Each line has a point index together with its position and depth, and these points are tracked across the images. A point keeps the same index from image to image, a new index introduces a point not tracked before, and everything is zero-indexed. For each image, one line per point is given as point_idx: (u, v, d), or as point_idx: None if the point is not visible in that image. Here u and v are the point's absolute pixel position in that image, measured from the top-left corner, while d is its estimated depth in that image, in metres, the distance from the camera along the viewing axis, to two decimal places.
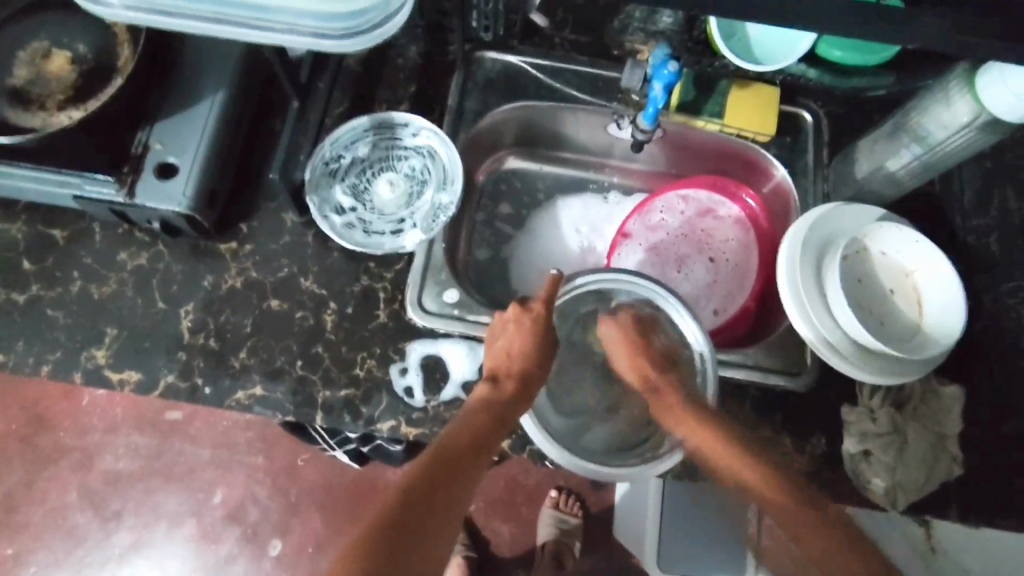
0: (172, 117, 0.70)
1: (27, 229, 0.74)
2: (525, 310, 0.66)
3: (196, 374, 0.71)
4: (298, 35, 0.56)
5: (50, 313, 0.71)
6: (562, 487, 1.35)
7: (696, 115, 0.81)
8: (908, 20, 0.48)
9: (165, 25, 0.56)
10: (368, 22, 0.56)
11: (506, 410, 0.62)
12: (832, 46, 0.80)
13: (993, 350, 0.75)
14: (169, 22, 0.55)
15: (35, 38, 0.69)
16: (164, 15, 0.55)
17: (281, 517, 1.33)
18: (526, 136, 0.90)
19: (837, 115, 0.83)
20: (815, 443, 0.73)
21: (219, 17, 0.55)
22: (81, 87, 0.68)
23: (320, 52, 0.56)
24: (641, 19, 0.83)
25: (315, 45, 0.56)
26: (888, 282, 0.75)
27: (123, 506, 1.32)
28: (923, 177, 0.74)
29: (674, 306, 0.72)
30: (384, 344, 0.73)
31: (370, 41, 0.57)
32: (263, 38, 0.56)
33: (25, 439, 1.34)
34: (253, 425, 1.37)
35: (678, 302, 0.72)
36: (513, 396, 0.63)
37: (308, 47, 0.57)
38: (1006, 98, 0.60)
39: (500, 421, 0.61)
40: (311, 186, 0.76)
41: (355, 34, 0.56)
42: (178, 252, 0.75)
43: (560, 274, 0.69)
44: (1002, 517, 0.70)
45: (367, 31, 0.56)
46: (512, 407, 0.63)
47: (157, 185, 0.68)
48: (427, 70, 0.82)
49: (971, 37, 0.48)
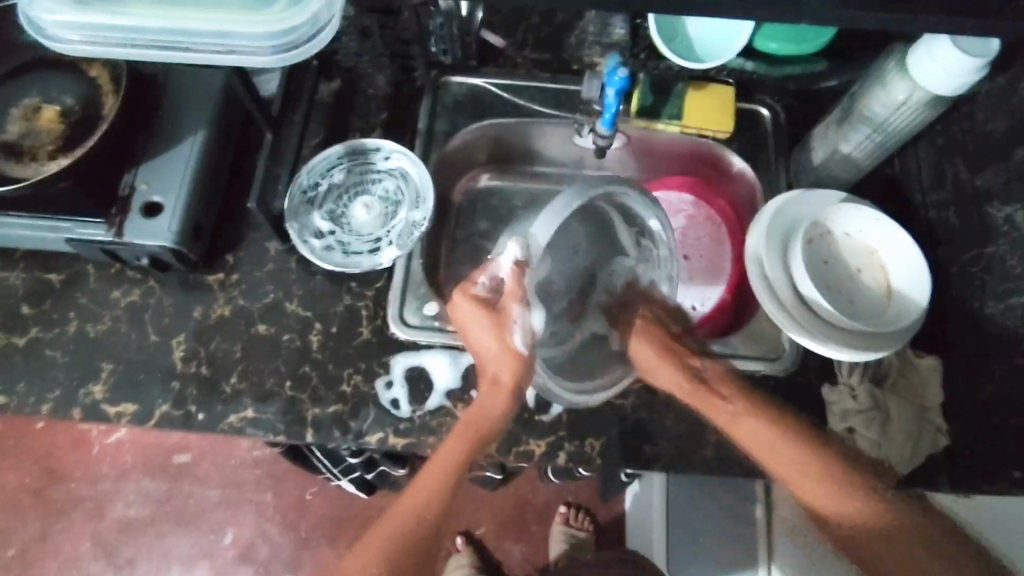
0: (155, 159, 0.74)
1: (25, 274, 0.78)
2: (489, 300, 0.74)
3: (189, 402, 0.73)
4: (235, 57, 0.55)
5: (48, 353, 0.74)
6: (572, 503, 1.36)
7: (656, 119, 0.84)
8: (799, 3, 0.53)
9: (103, 53, 0.55)
10: (299, 38, 0.55)
11: (483, 405, 0.70)
12: (769, 39, 0.81)
13: (960, 318, 0.75)
14: (108, 52, 0.55)
15: (25, 95, 0.74)
16: (116, 47, 0.55)
17: (294, 552, 1.34)
18: (496, 154, 0.94)
19: (792, 107, 0.86)
20: (798, 424, 0.74)
21: (154, 42, 0.55)
22: (69, 136, 0.72)
23: (253, 70, 0.56)
24: (596, 33, 0.87)
25: (251, 64, 0.56)
26: (854, 263, 0.77)
27: (137, 552, 1.34)
28: (879, 155, 0.77)
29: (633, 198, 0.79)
30: (368, 359, 0.76)
31: (303, 55, 0.56)
32: (199, 60, 0.55)
33: (38, 492, 1.36)
34: (261, 462, 1.39)
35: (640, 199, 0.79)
36: (488, 387, 0.71)
37: (249, 66, 0.56)
38: (934, 73, 0.63)
39: (486, 420, 0.69)
40: (290, 214, 0.79)
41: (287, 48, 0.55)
42: (168, 286, 0.78)
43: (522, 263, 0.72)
44: (987, 483, 0.70)
45: (297, 46, 0.55)
46: (490, 398, 0.70)
47: (144, 224, 0.72)
48: (396, 99, 0.86)
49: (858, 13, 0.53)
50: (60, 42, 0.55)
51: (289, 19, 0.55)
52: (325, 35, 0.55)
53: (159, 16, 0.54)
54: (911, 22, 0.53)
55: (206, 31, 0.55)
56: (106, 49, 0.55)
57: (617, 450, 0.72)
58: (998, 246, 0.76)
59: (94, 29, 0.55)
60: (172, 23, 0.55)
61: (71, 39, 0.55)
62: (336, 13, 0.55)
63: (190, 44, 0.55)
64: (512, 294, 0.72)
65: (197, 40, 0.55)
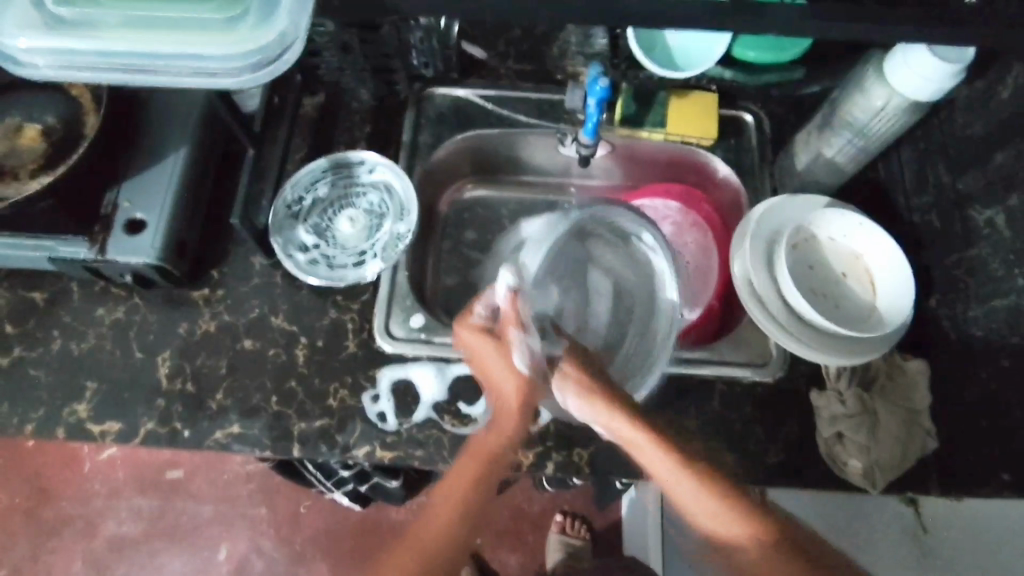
0: (138, 177, 0.74)
1: (10, 294, 0.77)
2: (490, 326, 0.64)
3: (175, 419, 0.73)
4: (206, 79, 0.56)
5: (32, 372, 0.74)
6: (568, 512, 1.36)
7: (639, 128, 0.84)
8: (765, 14, 0.54)
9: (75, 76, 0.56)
10: (267, 57, 0.55)
11: (491, 431, 0.64)
12: (747, 48, 0.80)
13: (946, 322, 0.76)
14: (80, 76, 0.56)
15: (7, 115, 0.74)
16: (86, 72, 0.56)
17: (288, 567, 1.33)
18: (482, 164, 0.94)
19: (776, 114, 0.87)
20: (787, 430, 0.74)
21: (122, 65, 0.55)
22: (51, 156, 0.72)
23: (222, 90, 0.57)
24: (578, 44, 0.86)
25: (221, 84, 0.57)
26: (839, 266, 0.77)
27: (129, 570, 1.33)
28: (861, 160, 0.77)
29: (634, 221, 0.70)
30: (355, 373, 0.75)
31: (271, 74, 0.56)
32: (170, 82, 0.56)
33: (30, 511, 1.35)
34: (254, 476, 1.38)
35: (631, 211, 0.70)
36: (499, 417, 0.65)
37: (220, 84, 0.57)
38: (911, 79, 0.64)
39: (495, 444, 0.64)
40: (274, 229, 0.79)
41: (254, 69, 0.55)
42: (153, 303, 0.78)
43: (517, 290, 0.62)
44: (976, 486, 0.70)
45: (265, 65, 0.56)
46: (501, 423, 0.64)
47: (127, 241, 0.72)
48: (380, 111, 0.86)
49: (823, 21, 0.53)
50: (30, 68, 0.55)
51: (254, 39, 0.55)
52: (292, 55, 0.55)
53: (125, 39, 0.55)
54: (883, 31, 0.54)
55: (173, 52, 0.55)
56: (78, 73, 0.56)
57: (606, 459, 0.72)
58: (981, 249, 0.75)
59: (60, 54, 0.55)
60: (138, 46, 0.55)
61: (41, 63, 0.55)
62: (301, 31, 0.55)
63: (160, 66, 0.56)
64: (507, 320, 0.62)
65: (166, 61, 0.55)
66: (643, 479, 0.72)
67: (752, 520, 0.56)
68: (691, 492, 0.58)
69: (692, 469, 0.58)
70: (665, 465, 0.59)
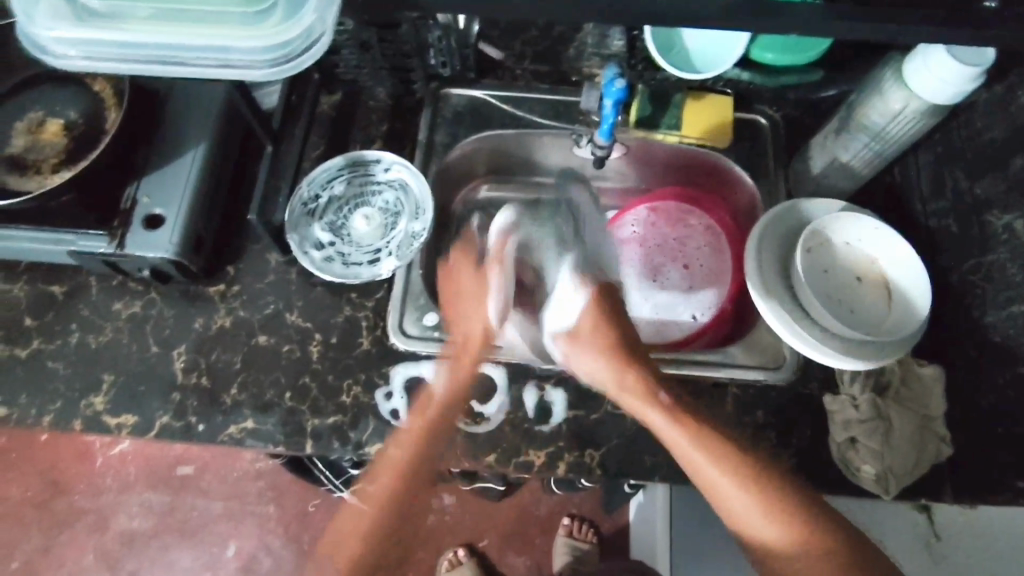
0: (157, 172, 0.74)
1: (30, 287, 0.78)
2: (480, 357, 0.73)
3: (190, 413, 0.73)
4: (233, 70, 0.56)
5: (51, 364, 0.75)
6: (575, 515, 1.35)
7: (654, 130, 0.84)
8: (790, 14, 0.53)
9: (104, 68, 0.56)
10: (294, 50, 0.56)
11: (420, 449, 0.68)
12: (765, 49, 0.80)
13: (961, 327, 0.75)
14: (109, 67, 0.56)
15: (30, 110, 0.75)
16: (116, 62, 0.56)
17: (296, 564, 1.34)
18: (498, 165, 0.95)
19: (791, 117, 0.86)
20: (800, 434, 0.74)
21: (150, 57, 0.56)
22: (72, 151, 0.73)
23: (249, 82, 0.57)
24: (595, 45, 0.87)
25: (247, 77, 0.57)
26: (853, 270, 0.76)
27: (138, 564, 1.33)
28: (877, 163, 0.78)
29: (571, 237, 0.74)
30: (368, 370, 0.76)
31: (298, 67, 0.57)
32: (196, 74, 0.57)
33: (41, 504, 1.36)
34: (263, 473, 1.39)
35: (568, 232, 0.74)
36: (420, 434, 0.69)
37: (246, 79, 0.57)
38: (930, 82, 0.64)
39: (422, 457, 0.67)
40: (290, 226, 0.80)
41: (281, 61, 0.56)
42: (170, 297, 0.78)
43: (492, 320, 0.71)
44: (990, 493, 0.70)
45: (292, 57, 0.56)
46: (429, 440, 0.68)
47: (145, 235, 0.72)
48: (396, 111, 0.87)
49: (846, 22, 0.53)
50: (60, 59, 0.56)
51: (282, 33, 0.55)
52: (320, 48, 0.56)
53: (154, 31, 0.55)
54: (904, 34, 0.54)
55: (202, 44, 0.56)
56: (106, 64, 0.56)
57: (617, 459, 0.72)
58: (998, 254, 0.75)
59: (92, 45, 0.55)
60: (167, 38, 0.55)
61: (71, 54, 0.56)
62: (330, 24, 0.55)
63: (187, 57, 0.56)
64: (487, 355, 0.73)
65: (194, 53, 0.56)
66: (654, 480, 0.72)
67: (784, 520, 0.60)
68: (714, 473, 0.61)
69: (718, 453, 0.62)
70: (717, 481, 0.61)
